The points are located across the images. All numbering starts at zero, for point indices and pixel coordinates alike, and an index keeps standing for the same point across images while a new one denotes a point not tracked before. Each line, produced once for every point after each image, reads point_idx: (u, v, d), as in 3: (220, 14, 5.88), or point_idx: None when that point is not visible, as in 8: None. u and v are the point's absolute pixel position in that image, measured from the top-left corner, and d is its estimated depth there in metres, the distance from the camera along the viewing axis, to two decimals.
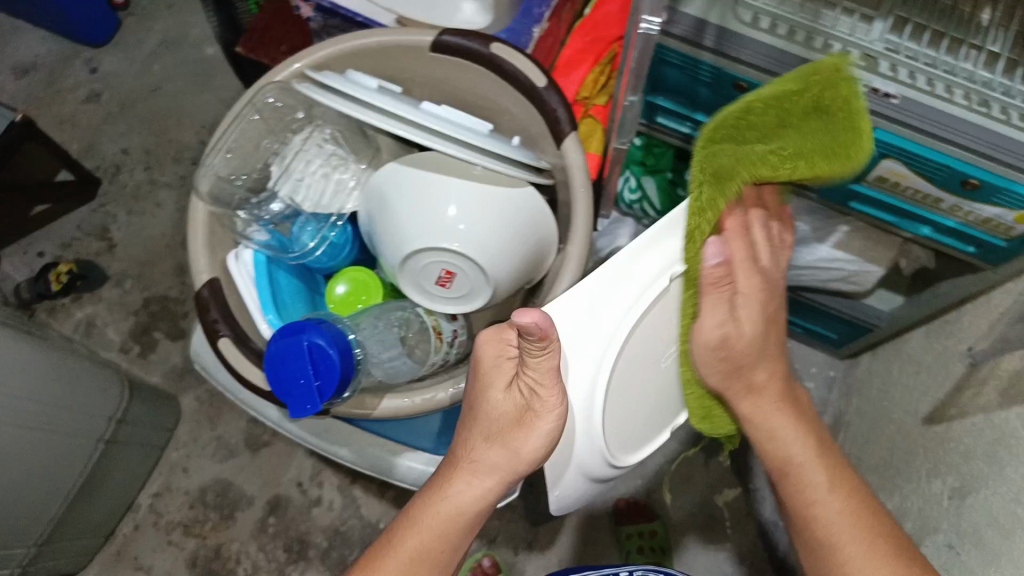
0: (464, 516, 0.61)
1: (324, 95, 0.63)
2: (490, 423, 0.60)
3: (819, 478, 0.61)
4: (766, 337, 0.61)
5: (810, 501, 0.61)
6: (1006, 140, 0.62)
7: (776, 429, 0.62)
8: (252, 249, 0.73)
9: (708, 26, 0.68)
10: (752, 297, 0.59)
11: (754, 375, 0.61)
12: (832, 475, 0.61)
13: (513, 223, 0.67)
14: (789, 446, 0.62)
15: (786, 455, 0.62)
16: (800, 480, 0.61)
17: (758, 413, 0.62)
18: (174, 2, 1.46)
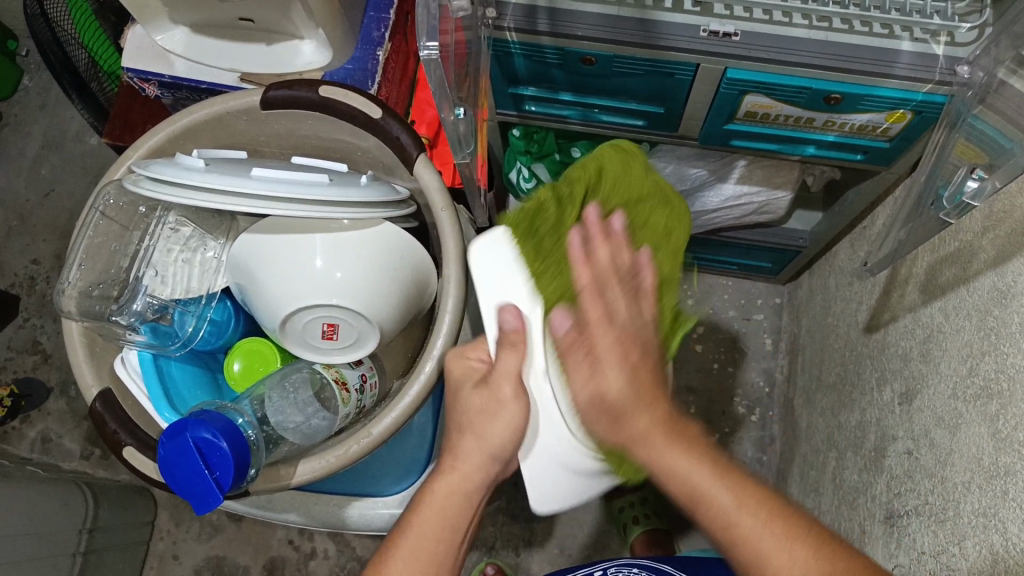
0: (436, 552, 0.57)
1: (147, 189, 0.59)
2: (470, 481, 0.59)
3: (727, 504, 0.51)
4: (638, 386, 0.57)
5: (726, 524, 0.51)
6: (853, 49, 0.72)
7: (654, 460, 0.55)
8: (135, 350, 0.66)
9: (539, 11, 0.74)
10: (613, 352, 0.58)
11: (631, 428, 0.56)
12: (742, 498, 0.51)
13: (385, 262, 0.63)
14: (657, 460, 0.54)
15: (685, 492, 0.53)
16: (710, 507, 0.52)
17: (650, 453, 0.55)
18: (46, 102, 1.43)
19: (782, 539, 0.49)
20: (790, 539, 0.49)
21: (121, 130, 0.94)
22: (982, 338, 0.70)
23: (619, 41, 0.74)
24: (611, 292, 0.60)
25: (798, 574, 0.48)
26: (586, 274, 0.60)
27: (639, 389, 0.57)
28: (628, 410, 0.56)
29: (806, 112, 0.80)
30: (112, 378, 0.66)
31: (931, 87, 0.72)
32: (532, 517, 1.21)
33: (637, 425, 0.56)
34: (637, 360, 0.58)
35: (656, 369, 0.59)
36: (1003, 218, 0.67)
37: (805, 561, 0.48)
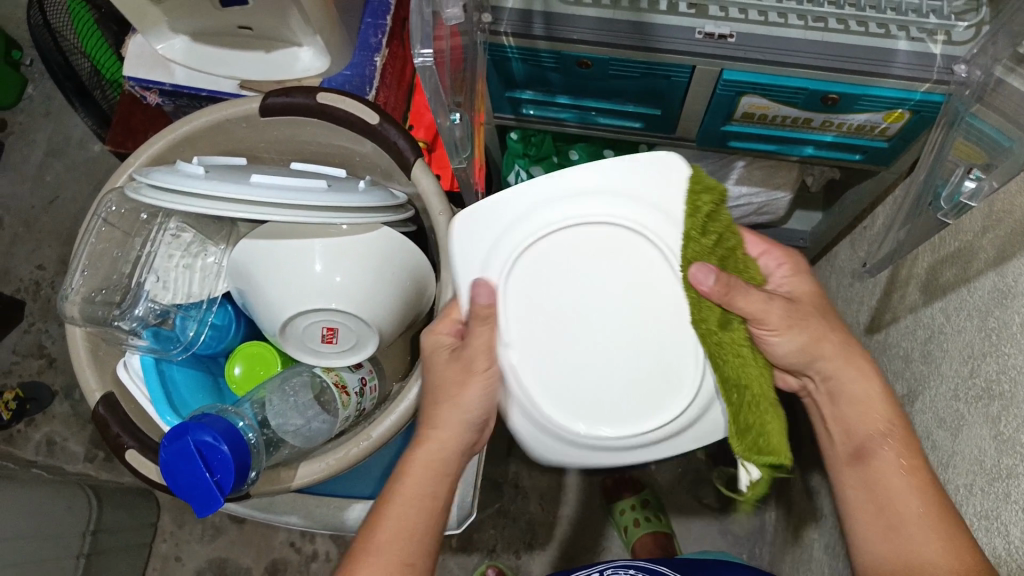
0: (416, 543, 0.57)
1: (148, 197, 0.60)
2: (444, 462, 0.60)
3: (887, 446, 0.59)
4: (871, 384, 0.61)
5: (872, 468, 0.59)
6: (849, 49, 0.72)
7: (851, 381, 0.61)
8: (138, 355, 0.67)
9: (536, 15, 0.75)
10: (813, 312, 0.62)
11: (821, 363, 0.61)
12: (906, 451, 0.59)
13: (383, 266, 0.64)
14: (852, 391, 0.61)
15: (870, 427, 0.60)
16: (867, 450, 0.59)
17: (831, 374, 0.61)
18: (50, 110, 1.44)
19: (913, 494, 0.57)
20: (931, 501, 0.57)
21: (122, 137, 0.95)
22: (981, 338, 0.70)
23: (614, 43, 0.75)
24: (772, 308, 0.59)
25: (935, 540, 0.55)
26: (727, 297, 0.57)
27: (801, 344, 0.60)
28: (808, 344, 0.60)
29: (804, 112, 0.80)
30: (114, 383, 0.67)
31: (929, 86, 0.72)
32: (535, 518, 1.21)
33: (829, 367, 0.61)
34: (824, 334, 0.61)
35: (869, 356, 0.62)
36: (1003, 219, 0.68)
37: (924, 522, 0.56)
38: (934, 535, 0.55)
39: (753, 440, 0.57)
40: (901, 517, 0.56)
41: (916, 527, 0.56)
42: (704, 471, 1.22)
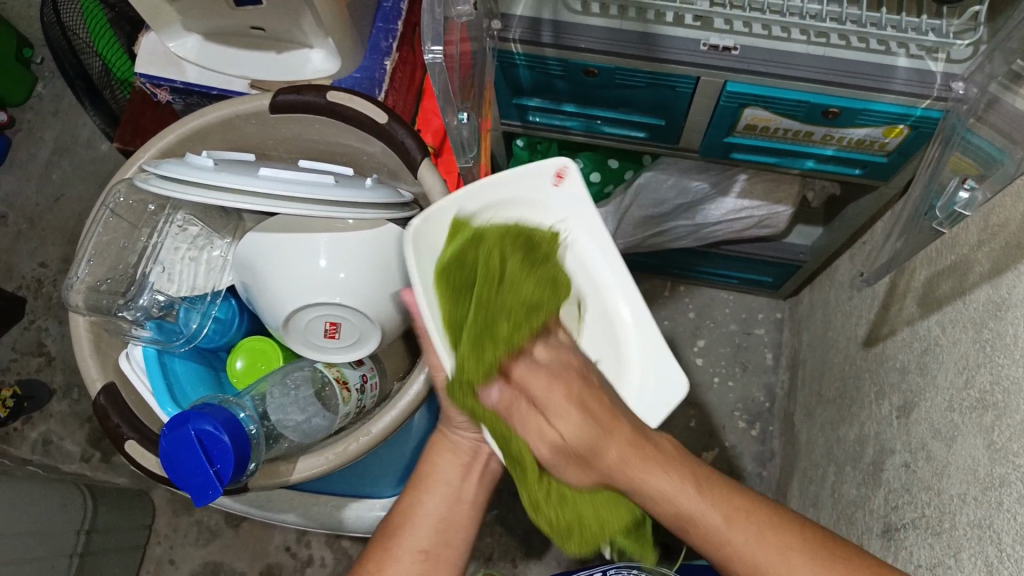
0: (437, 538, 0.62)
1: (157, 187, 0.61)
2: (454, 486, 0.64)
3: (718, 529, 0.52)
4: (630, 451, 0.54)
5: (717, 544, 0.52)
6: (851, 64, 0.73)
7: (647, 484, 0.53)
8: (141, 346, 0.67)
9: (544, 24, 0.76)
10: (574, 402, 0.54)
11: (608, 459, 0.54)
12: (728, 515, 0.52)
13: (388, 262, 0.65)
14: (681, 501, 0.53)
15: (673, 513, 0.53)
16: (698, 529, 0.53)
17: (639, 484, 0.54)
18: (59, 109, 1.45)
19: (772, 537, 0.51)
20: (784, 543, 0.51)
21: (131, 136, 0.96)
22: (977, 350, 0.71)
23: (621, 54, 0.76)
24: (544, 407, 0.55)
25: None
26: (519, 417, 0.57)
27: (563, 455, 0.56)
28: (598, 444, 0.54)
29: (805, 125, 0.82)
30: (115, 373, 0.67)
31: (928, 103, 0.73)
32: (530, 527, 1.20)
33: (613, 458, 0.54)
34: (579, 392, 0.55)
35: (615, 402, 0.56)
36: (997, 232, 0.68)
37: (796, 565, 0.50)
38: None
39: (568, 527, 0.59)
40: None
41: None
42: None
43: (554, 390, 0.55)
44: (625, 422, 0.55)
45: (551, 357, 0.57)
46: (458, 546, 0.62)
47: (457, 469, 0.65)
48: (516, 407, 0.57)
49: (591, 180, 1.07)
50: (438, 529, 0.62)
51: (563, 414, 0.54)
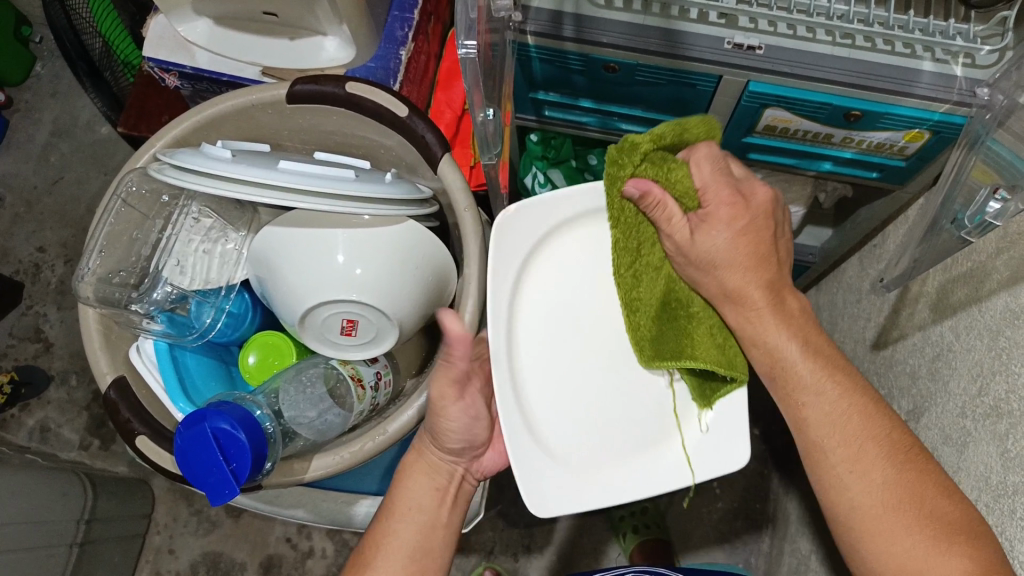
0: (416, 557, 0.61)
1: (171, 177, 0.59)
2: (421, 512, 0.63)
3: (814, 384, 0.61)
4: (743, 256, 0.62)
5: (799, 403, 0.61)
6: (876, 67, 0.72)
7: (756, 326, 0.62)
8: (152, 340, 0.67)
9: (565, 17, 0.74)
10: (725, 225, 0.61)
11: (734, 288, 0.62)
12: (831, 382, 0.61)
13: (408, 260, 0.64)
14: (787, 352, 0.62)
15: (773, 362, 0.62)
16: (788, 381, 0.62)
17: (749, 318, 0.62)
18: (58, 90, 1.42)
19: (855, 420, 0.59)
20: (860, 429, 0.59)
21: (135, 119, 0.93)
22: (993, 358, 0.70)
23: (643, 50, 0.74)
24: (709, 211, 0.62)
25: (880, 482, 0.57)
26: (657, 214, 0.62)
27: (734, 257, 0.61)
28: (733, 262, 0.61)
29: (825, 127, 0.80)
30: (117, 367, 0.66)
31: (949, 107, 0.73)
32: (532, 522, 1.19)
33: (736, 287, 0.62)
34: (743, 226, 0.62)
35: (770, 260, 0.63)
36: (1016, 240, 0.67)
37: (869, 450, 0.59)
38: (879, 463, 0.58)
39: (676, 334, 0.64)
40: (831, 458, 0.60)
41: (860, 455, 0.59)
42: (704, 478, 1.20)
43: (728, 218, 0.61)
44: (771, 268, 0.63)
45: (647, 198, 0.61)
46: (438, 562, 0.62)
47: (432, 494, 0.64)
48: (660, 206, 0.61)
49: None
50: (412, 552, 0.61)
51: (732, 262, 0.61)
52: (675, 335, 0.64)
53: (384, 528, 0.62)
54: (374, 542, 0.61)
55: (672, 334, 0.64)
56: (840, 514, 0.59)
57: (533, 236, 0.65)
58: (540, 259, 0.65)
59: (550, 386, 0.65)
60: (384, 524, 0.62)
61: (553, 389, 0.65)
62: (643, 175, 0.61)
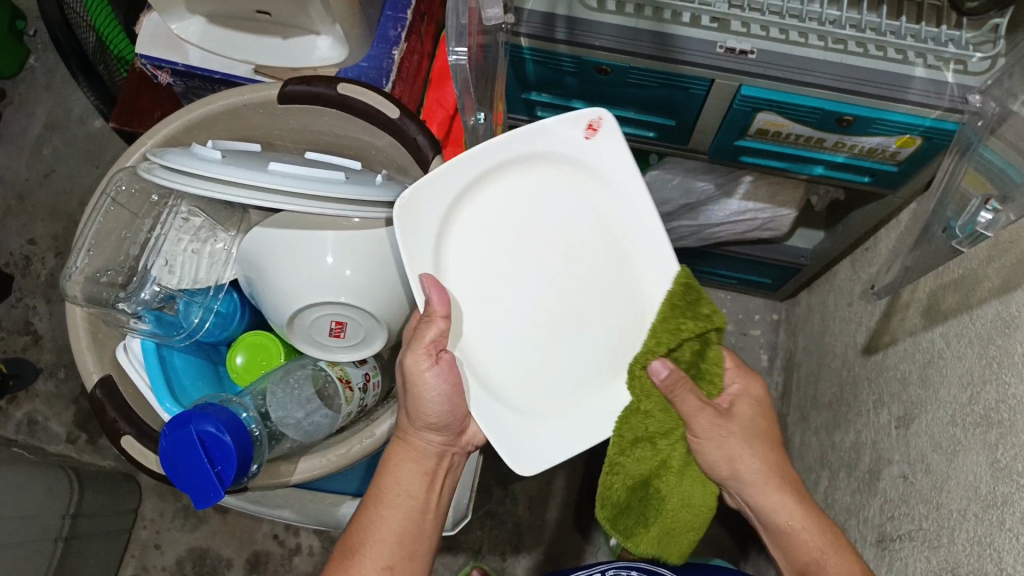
0: (404, 541, 0.61)
1: (159, 178, 0.59)
2: (408, 496, 0.63)
3: (760, 480, 0.65)
4: (753, 419, 0.68)
5: (764, 499, 0.65)
6: (868, 73, 0.72)
7: (776, 506, 0.65)
8: (140, 339, 0.67)
9: (558, 19, 0.74)
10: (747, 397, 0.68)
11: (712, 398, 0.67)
12: (781, 482, 0.66)
13: (397, 264, 0.64)
14: (800, 535, 0.64)
15: (727, 471, 0.66)
16: (751, 483, 0.65)
17: (711, 411, 0.66)
18: (51, 83, 1.41)
19: (806, 518, 0.64)
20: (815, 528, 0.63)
21: (127, 115, 0.92)
22: (983, 366, 0.71)
23: (637, 54, 0.74)
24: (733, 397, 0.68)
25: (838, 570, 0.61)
26: (676, 398, 0.63)
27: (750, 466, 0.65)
28: (732, 409, 0.67)
29: (817, 132, 0.81)
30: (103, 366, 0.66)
31: (940, 114, 0.73)
32: (522, 522, 1.20)
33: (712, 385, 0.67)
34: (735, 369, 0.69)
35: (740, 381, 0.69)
36: (1008, 248, 0.68)
37: (828, 543, 0.62)
38: (838, 553, 0.62)
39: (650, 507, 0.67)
40: (801, 545, 0.63)
41: (818, 548, 0.62)
42: None
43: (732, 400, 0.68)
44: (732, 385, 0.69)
45: (667, 379, 0.62)
46: (424, 548, 0.62)
47: (421, 477, 0.64)
48: (684, 386, 0.62)
49: None
50: (399, 537, 0.61)
51: (751, 443, 0.66)
52: (658, 498, 0.67)
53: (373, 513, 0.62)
54: (363, 526, 0.62)
55: (659, 494, 0.67)
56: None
57: (454, 188, 0.63)
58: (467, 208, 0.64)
59: (495, 334, 0.65)
60: (372, 506, 0.63)
61: (499, 337, 0.65)
62: (660, 350, 0.62)
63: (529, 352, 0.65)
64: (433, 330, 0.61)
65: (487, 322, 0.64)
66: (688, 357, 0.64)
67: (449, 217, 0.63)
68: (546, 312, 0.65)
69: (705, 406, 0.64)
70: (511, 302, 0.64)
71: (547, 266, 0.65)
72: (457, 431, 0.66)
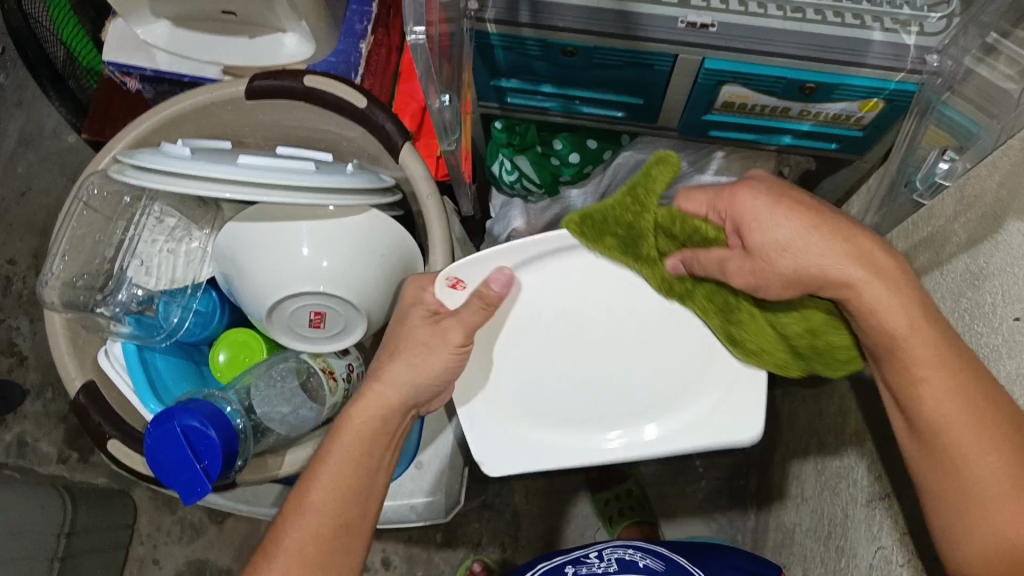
0: (327, 518, 0.56)
1: (129, 178, 0.59)
2: (334, 473, 0.58)
3: (921, 359, 0.53)
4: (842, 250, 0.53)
5: (917, 377, 0.53)
6: (829, 39, 0.73)
7: (879, 303, 0.53)
8: (119, 343, 0.67)
9: (521, 4, 0.75)
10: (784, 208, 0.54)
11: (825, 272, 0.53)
12: (936, 352, 0.53)
13: (373, 251, 0.64)
14: (891, 320, 0.53)
15: (883, 334, 0.54)
16: (903, 354, 0.54)
17: (851, 293, 0.53)
18: (22, 100, 1.40)
19: (967, 400, 0.52)
20: (985, 421, 0.51)
21: (99, 124, 0.92)
22: (955, 318, 0.72)
23: (601, 33, 0.75)
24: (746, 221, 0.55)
25: (994, 472, 0.51)
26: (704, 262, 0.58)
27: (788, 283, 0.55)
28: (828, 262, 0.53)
29: (782, 101, 0.82)
30: (82, 374, 0.66)
31: (903, 76, 0.74)
32: (520, 511, 1.20)
33: (829, 265, 0.53)
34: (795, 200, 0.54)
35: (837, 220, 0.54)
36: (973, 202, 0.69)
37: (984, 440, 0.51)
38: (993, 456, 0.51)
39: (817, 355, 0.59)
40: (951, 441, 0.52)
41: (968, 441, 0.52)
42: (686, 459, 1.21)
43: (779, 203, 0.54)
44: (847, 231, 0.54)
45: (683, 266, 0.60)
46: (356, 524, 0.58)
47: (350, 452, 0.58)
48: (693, 262, 0.58)
49: (572, 160, 1.04)
50: (328, 514, 0.57)
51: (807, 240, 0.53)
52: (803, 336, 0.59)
53: (301, 491, 0.58)
54: (294, 499, 0.58)
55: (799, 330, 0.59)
56: (944, 503, 0.53)
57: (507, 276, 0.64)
58: (523, 292, 0.65)
59: (534, 365, 0.66)
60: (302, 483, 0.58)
61: (554, 372, 0.66)
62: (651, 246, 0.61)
63: (603, 398, 0.65)
64: (456, 326, 0.59)
65: (558, 387, 0.65)
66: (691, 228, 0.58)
67: (510, 301, 0.65)
68: (596, 364, 0.65)
69: (728, 258, 0.56)
70: (572, 364, 0.65)
71: (599, 323, 0.65)
72: (410, 403, 0.61)
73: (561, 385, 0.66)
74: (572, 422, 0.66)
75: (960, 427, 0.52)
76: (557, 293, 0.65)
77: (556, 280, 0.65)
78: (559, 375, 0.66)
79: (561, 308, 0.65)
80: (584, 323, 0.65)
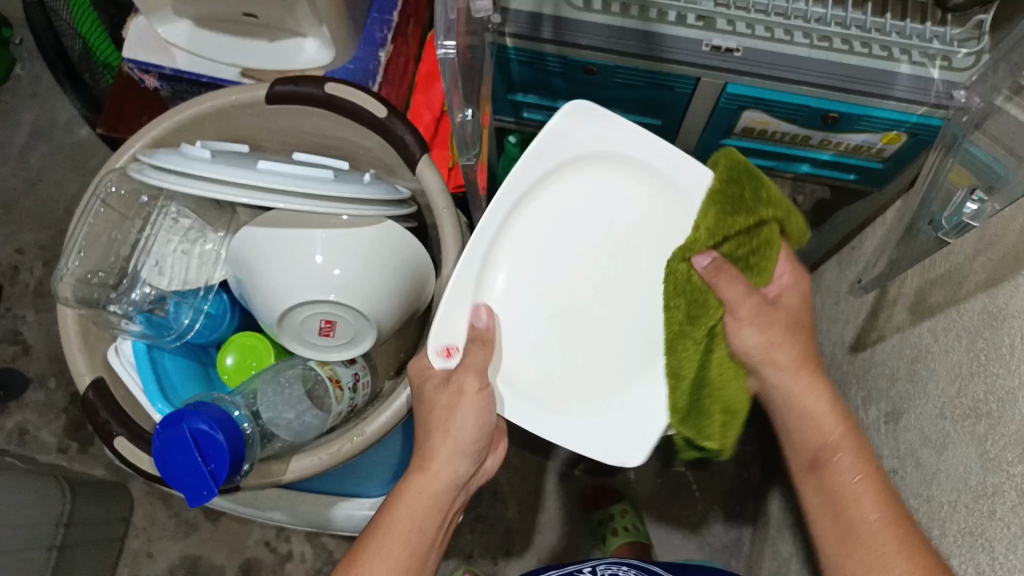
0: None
1: (148, 179, 0.59)
2: (401, 537, 0.58)
3: (830, 436, 0.60)
4: (794, 343, 0.62)
5: (830, 452, 0.59)
6: (855, 70, 0.72)
7: (801, 393, 0.61)
8: (130, 340, 0.68)
9: (544, 20, 0.74)
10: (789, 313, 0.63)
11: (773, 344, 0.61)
12: (849, 435, 0.59)
13: (388, 261, 0.64)
14: (811, 404, 0.61)
15: (807, 417, 0.61)
16: (819, 435, 0.60)
17: (782, 376, 0.62)
18: (37, 91, 1.41)
19: (867, 476, 0.57)
20: (882, 497, 0.56)
21: (114, 119, 0.93)
22: (971, 359, 0.71)
23: (623, 52, 0.75)
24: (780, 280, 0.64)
25: (893, 544, 0.54)
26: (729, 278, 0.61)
27: (769, 340, 0.61)
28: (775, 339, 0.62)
29: (804, 129, 0.81)
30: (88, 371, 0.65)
31: (926, 110, 0.74)
32: (517, 525, 1.19)
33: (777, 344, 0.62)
34: (788, 295, 0.64)
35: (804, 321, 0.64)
36: (993, 242, 0.69)
37: (885, 509, 0.55)
38: (886, 523, 0.55)
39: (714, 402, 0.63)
40: (857, 512, 0.56)
41: (867, 512, 0.56)
42: (686, 481, 1.19)
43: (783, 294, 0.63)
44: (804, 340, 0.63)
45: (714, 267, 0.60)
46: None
47: (416, 517, 0.59)
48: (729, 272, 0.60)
49: None
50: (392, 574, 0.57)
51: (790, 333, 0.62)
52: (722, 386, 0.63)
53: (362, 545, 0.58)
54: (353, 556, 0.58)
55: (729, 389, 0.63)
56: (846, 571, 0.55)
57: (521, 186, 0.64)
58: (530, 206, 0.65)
59: (525, 294, 0.65)
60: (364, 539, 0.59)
61: (535, 300, 0.65)
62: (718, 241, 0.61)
63: (580, 339, 0.66)
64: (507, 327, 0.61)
65: (534, 312, 0.65)
66: (740, 254, 0.62)
67: (509, 216, 0.64)
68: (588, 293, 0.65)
69: (752, 294, 0.61)
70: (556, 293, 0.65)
71: (597, 249, 0.65)
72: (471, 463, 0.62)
73: (540, 311, 0.65)
74: (540, 365, 0.65)
75: (866, 497, 0.56)
76: (560, 218, 0.65)
77: (567, 200, 0.65)
78: (538, 299, 0.65)
79: (555, 237, 0.65)
80: (583, 249, 0.65)
